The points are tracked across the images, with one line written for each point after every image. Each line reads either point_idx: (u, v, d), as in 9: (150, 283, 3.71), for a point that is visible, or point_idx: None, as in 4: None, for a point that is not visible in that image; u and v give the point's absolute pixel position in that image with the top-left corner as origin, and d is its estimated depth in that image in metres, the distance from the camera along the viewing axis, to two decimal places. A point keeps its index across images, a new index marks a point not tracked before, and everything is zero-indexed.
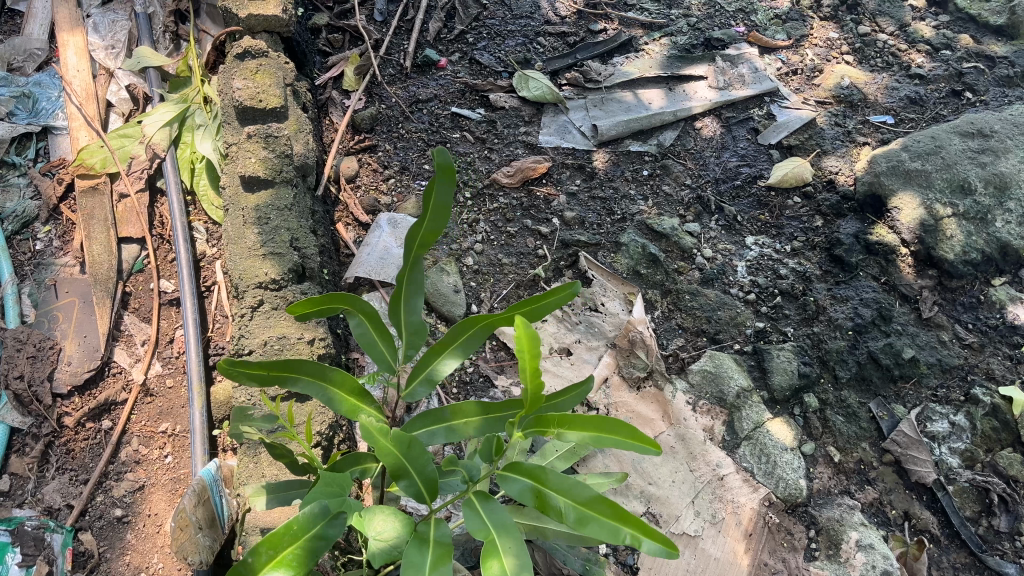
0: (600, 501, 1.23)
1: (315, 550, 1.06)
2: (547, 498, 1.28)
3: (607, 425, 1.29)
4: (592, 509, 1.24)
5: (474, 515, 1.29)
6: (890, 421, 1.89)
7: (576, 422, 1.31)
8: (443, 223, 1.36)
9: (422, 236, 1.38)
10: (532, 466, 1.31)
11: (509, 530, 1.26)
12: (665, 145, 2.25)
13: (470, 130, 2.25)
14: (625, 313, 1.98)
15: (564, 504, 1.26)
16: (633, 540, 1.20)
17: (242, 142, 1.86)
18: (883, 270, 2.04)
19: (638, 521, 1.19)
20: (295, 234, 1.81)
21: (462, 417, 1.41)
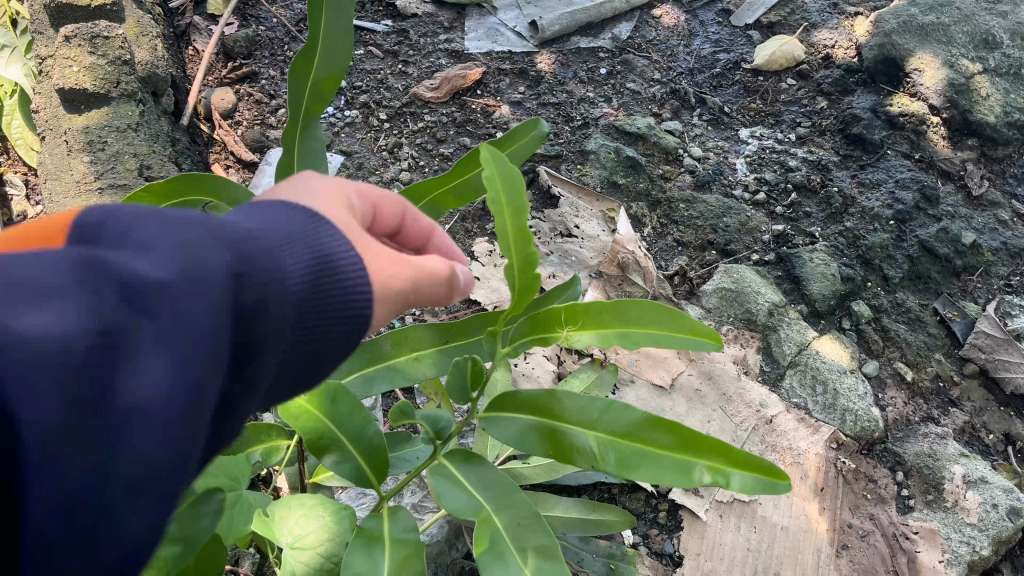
0: (650, 423, 0.70)
1: (162, 563, 0.59)
2: (564, 438, 0.75)
3: (644, 309, 0.76)
4: (642, 441, 0.71)
5: (452, 483, 0.79)
6: (963, 323, 1.47)
7: (595, 315, 0.78)
8: (343, 56, 0.87)
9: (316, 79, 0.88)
10: (534, 394, 0.78)
11: (510, 495, 0.77)
12: (621, 38, 1.83)
13: (376, 44, 1.78)
14: (607, 234, 1.50)
15: (595, 442, 0.73)
16: (715, 477, 0.67)
17: (58, 49, 1.34)
18: (914, 145, 1.63)
19: (724, 446, 0.67)
20: (145, 159, 1.26)
21: (410, 347, 0.87)
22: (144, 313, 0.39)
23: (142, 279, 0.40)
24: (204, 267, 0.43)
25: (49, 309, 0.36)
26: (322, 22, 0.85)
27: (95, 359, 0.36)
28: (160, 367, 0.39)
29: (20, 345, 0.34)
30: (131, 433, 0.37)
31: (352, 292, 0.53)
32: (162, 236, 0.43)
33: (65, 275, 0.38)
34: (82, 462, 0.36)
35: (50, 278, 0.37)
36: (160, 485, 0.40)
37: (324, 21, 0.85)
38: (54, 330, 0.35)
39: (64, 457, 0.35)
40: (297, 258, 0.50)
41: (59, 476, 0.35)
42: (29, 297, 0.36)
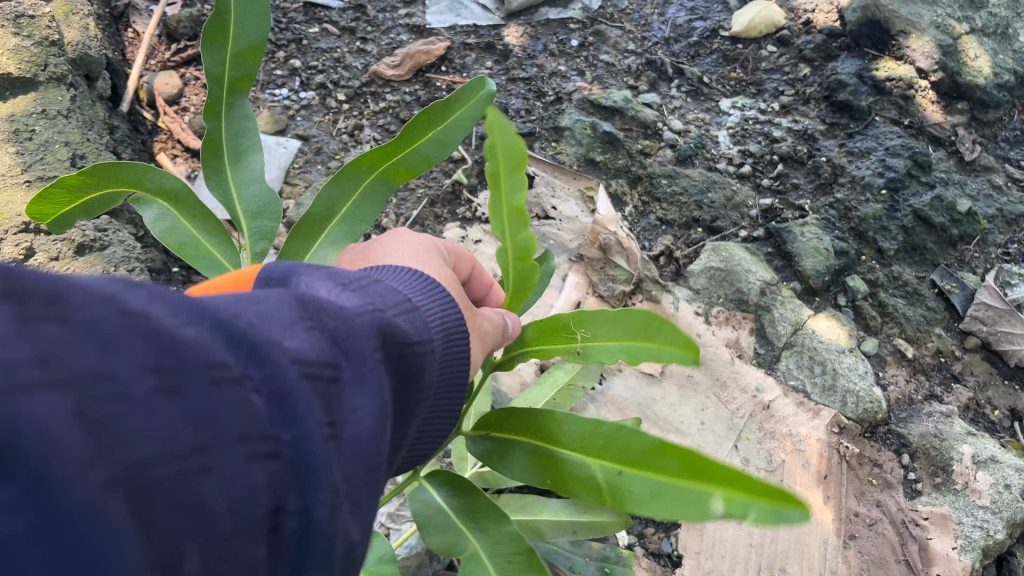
0: (663, 449, 0.57)
1: None
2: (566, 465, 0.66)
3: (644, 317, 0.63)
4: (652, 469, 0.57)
5: (433, 513, 0.75)
6: (962, 295, 1.40)
7: (596, 325, 0.68)
8: (259, 24, 0.84)
9: (237, 52, 0.85)
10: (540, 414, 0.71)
11: (500, 520, 0.72)
12: (592, 9, 1.73)
13: (332, 21, 1.66)
14: (585, 215, 1.42)
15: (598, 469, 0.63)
16: (727, 509, 0.50)
17: None
18: (903, 110, 1.55)
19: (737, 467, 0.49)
20: (79, 150, 1.16)
21: None
22: (348, 355, 0.45)
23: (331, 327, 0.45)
24: (390, 323, 0.50)
25: (299, 337, 0.42)
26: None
27: (327, 388, 0.42)
28: (370, 404, 0.44)
29: (285, 367, 0.39)
30: (351, 456, 0.42)
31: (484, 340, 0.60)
32: (352, 294, 0.50)
33: (289, 313, 0.43)
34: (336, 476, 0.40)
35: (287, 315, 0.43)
36: (368, 512, 0.44)
37: None
38: (307, 353, 0.41)
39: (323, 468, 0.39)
40: (441, 314, 0.55)
41: (326, 483, 0.39)
42: (280, 326, 0.41)
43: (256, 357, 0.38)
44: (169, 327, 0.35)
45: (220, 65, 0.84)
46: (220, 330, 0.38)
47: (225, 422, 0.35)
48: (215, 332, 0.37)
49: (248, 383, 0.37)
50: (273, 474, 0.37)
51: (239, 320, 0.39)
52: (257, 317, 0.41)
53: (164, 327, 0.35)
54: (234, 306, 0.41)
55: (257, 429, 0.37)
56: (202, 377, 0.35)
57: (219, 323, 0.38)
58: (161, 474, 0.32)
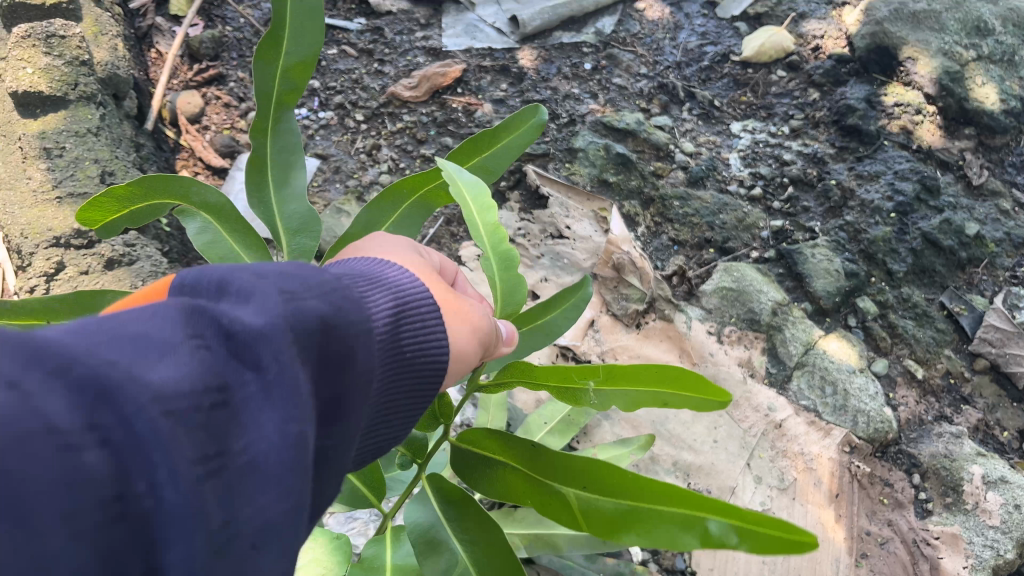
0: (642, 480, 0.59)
1: None
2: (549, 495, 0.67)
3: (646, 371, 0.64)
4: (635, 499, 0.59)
5: (435, 525, 0.76)
6: (972, 317, 1.42)
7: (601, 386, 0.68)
8: (314, 38, 0.86)
9: (287, 69, 0.87)
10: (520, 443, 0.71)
11: (494, 539, 0.73)
12: (605, 32, 1.76)
13: (350, 43, 1.70)
14: (599, 234, 1.45)
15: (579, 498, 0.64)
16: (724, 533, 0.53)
17: (10, 50, 1.25)
18: (911, 135, 1.58)
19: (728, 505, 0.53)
20: (108, 167, 1.19)
21: None
22: (248, 364, 0.41)
23: (225, 336, 0.41)
24: (302, 310, 0.45)
25: (170, 365, 0.37)
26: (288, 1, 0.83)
27: (211, 416, 0.38)
28: (271, 414, 0.40)
29: (144, 408, 0.35)
30: (239, 482, 0.39)
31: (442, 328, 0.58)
32: (264, 283, 0.45)
33: (173, 331, 0.39)
34: (213, 523, 0.37)
35: (160, 332, 0.39)
36: (277, 531, 0.41)
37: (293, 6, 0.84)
38: (177, 382, 0.37)
39: (193, 520, 0.36)
40: (389, 297, 0.55)
41: (192, 540, 0.36)
42: (148, 353, 0.37)
43: (104, 403, 0.34)
44: None
45: (270, 80, 0.86)
46: (60, 376, 0.33)
47: (42, 511, 0.32)
48: (53, 381, 0.33)
49: (89, 436, 0.33)
50: (110, 531, 0.34)
51: (93, 356, 0.35)
52: (119, 346, 0.37)
53: None
54: (92, 340, 0.36)
55: (93, 501, 0.33)
56: (16, 450, 0.31)
57: (61, 370, 0.34)
58: None
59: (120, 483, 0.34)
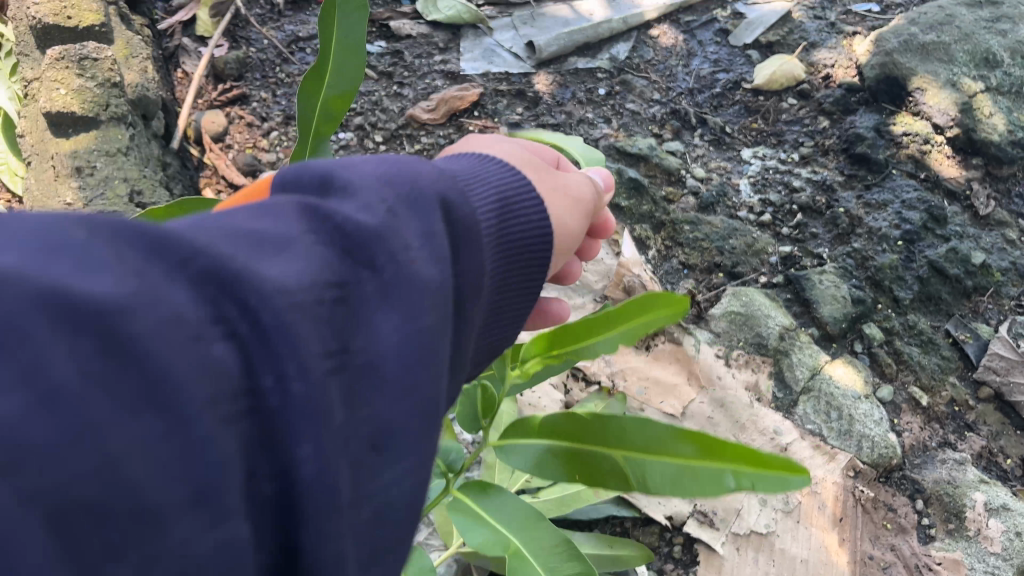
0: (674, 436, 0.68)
1: None
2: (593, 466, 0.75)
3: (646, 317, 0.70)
4: (664, 452, 0.69)
5: (473, 518, 0.79)
6: (977, 345, 1.44)
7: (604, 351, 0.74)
8: (356, 71, 0.91)
9: (327, 100, 0.91)
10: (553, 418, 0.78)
11: (530, 528, 0.79)
12: (620, 58, 1.79)
13: (370, 66, 1.74)
14: (610, 258, 1.49)
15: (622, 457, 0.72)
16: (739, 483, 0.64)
17: (45, 72, 1.29)
18: (919, 165, 1.61)
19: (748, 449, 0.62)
20: (136, 186, 1.23)
21: None
22: (360, 268, 0.45)
23: (335, 243, 0.44)
24: (403, 214, 0.49)
25: (291, 264, 0.41)
26: (335, 34, 0.90)
27: (333, 310, 0.42)
28: (386, 319, 0.45)
29: (276, 303, 0.38)
30: (363, 380, 0.43)
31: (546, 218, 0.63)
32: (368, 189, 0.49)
33: (290, 236, 0.43)
34: (335, 418, 0.40)
35: (285, 233, 0.43)
36: (400, 427, 0.45)
37: (336, 40, 0.90)
38: (297, 280, 0.40)
39: (322, 415, 0.39)
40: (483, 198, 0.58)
41: (319, 435, 0.38)
42: (269, 256, 0.40)
43: (226, 295, 0.37)
44: (114, 292, 0.33)
45: (311, 110, 0.91)
46: (197, 274, 0.37)
47: (179, 426, 0.34)
48: (188, 280, 0.36)
49: (223, 333, 0.36)
50: (248, 429, 0.37)
51: (225, 256, 0.38)
52: (239, 247, 0.40)
53: (108, 297, 0.32)
54: (217, 238, 0.39)
55: (227, 392, 0.36)
56: (167, 337, 0.34)
57: (193, 263, 0.37)
58: (107, 463, 0.31)
59: (248, 379, 0.37)
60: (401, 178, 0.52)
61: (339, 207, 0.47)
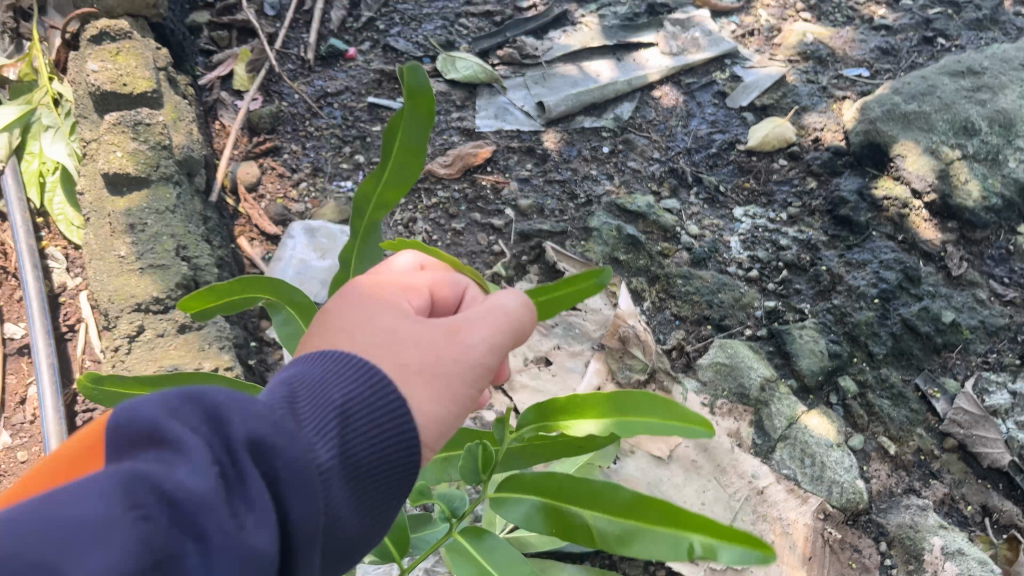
0: (643, 503, 0.81)
1: None
2: (567, 518, 0.88)
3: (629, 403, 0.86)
4: (636, 519, 0.82)
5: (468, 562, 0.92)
6: (944, 399, 1.56)
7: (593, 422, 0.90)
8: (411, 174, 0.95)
9: (381, 195, 0.98)
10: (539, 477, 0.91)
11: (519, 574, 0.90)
12: (624, 118, 1.92)
13: (392, 121, 1.89)
14: (608, 307, 1.63)
15: (594, 518, 0.86)
16: (704, 548, 0.77)
17: (103, 135, 1.44)
18: (897, 227, 1.74)
19: (709, 524, 0.76)
20: (181, 241, 1.39)
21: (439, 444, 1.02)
22: (188, 527, 0.47)
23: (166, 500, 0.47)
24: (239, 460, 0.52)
25: (106, 547, 0.44)
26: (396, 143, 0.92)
27: None
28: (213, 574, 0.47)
29: None
30: None
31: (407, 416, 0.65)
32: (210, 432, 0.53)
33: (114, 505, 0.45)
34: None
35: (93, 513, 0.44)
36: None
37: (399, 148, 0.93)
38: (109, 564, 0.43)
39: None
40: (349, 403, 0.62)
41: None
42: (83, 540, 0.43)
43: None
44: None
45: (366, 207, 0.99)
46: None
47: None
48: None
49: None
50: None
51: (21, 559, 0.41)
52: (55, 539, 0.43)
53: None
54: (31, 534, 0.43)
55: None
56: None
57: None
58: None
59: None
60: (226, 418, 0.54)
61: (174, 465, 0.49)
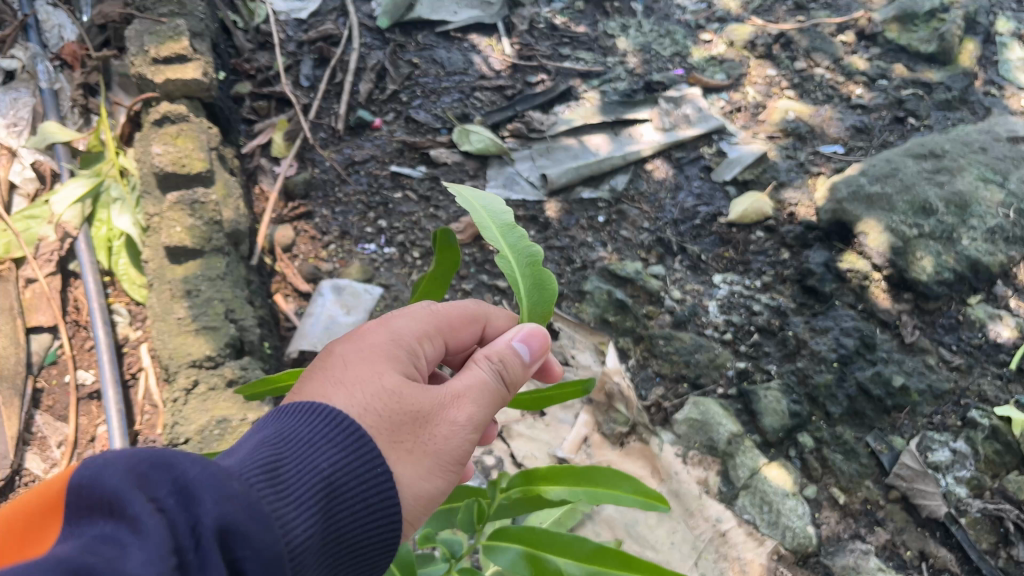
0: (606, 552, 1.07)
1: None
2: (544, 561, 1.11)
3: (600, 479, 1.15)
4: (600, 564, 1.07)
5: None
6: (890, 455, 1.76)
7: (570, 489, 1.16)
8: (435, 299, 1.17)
9: None
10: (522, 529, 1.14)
11: None
12: (618, 189, 2.16)
13: (412, 189, 2.12)
14: (597, 365, 1.84)
15: (565, 563, 1.09)
16: None
17: (165, 212, 1.69)
18: (858, 296, 1.95)
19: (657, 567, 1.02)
20: (230, 305, 1.62)
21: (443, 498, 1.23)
22: None
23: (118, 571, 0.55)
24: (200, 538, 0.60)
25: None
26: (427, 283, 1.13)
27: None
28: None
29: None
30: None
31: (375, 490, 0.79)
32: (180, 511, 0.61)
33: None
34: None
35: None
36: None
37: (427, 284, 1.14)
38: None
39: None
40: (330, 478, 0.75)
41: None
42: None
43: None
44: None
45: None
46: None
47: None
48: None
49: None
50: None
51: None
52: None
53: None
54: None
55: None
56: None
57: None
58: None
59: None
60: (195, 497, 0.62)
61: (134, 541, 0.57)
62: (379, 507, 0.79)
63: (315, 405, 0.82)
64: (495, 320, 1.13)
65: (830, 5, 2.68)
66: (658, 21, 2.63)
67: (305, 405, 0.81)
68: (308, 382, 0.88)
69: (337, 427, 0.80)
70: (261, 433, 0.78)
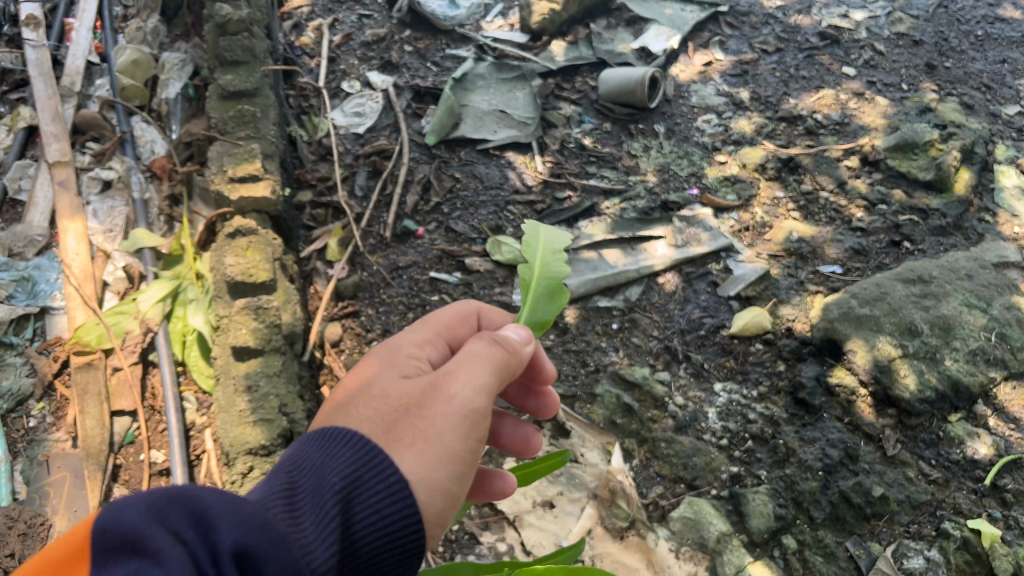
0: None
1: None
2: None
3: None
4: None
5: None
6: (867, 559, 1.89)
7: None
8: None
9: None
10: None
11: None
12: (632, 300, 2.45)
13: (448, 293, 2.39)
14: (603, 463, 2.09)
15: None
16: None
17: (234, 314, 1.97)
18: (846, 410, 2.12)
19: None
20: (283, 399, 1.89)
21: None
22: None
23: None
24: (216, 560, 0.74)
25: None
26: None
27: None
28: None
29: None
30: None
31: (384, 487, 0.94)
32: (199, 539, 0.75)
33: None
34: None
35: None
36: None
37: None
38: None
39: None
40: (337, 491, 0.91)
41: None
42: None
43: None
44: None
45: None
46: None
47: None
48: None
49: None
50: None
51: None
52: None
53: None
54: None
55: None
56: None
57: None
58: None
59: None
60: (211, 527, 0.76)
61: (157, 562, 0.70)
62: (390, 499, 0.94)
63: (328, 436, 0.99)
64: (488, 311, 1.38)
65: (838, 130, 2.88)
66: (678, 142, 2.94)
67: (319, 438, 1.00)
68: (331, 410, 1.08)
69: (342, 448, 0.97)
70: (282, 466, 0.96)
